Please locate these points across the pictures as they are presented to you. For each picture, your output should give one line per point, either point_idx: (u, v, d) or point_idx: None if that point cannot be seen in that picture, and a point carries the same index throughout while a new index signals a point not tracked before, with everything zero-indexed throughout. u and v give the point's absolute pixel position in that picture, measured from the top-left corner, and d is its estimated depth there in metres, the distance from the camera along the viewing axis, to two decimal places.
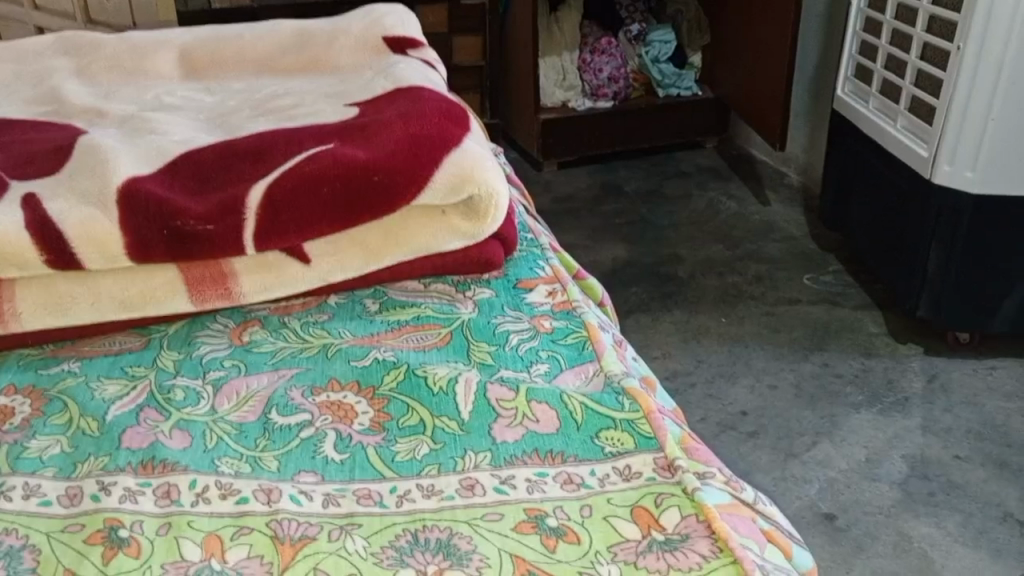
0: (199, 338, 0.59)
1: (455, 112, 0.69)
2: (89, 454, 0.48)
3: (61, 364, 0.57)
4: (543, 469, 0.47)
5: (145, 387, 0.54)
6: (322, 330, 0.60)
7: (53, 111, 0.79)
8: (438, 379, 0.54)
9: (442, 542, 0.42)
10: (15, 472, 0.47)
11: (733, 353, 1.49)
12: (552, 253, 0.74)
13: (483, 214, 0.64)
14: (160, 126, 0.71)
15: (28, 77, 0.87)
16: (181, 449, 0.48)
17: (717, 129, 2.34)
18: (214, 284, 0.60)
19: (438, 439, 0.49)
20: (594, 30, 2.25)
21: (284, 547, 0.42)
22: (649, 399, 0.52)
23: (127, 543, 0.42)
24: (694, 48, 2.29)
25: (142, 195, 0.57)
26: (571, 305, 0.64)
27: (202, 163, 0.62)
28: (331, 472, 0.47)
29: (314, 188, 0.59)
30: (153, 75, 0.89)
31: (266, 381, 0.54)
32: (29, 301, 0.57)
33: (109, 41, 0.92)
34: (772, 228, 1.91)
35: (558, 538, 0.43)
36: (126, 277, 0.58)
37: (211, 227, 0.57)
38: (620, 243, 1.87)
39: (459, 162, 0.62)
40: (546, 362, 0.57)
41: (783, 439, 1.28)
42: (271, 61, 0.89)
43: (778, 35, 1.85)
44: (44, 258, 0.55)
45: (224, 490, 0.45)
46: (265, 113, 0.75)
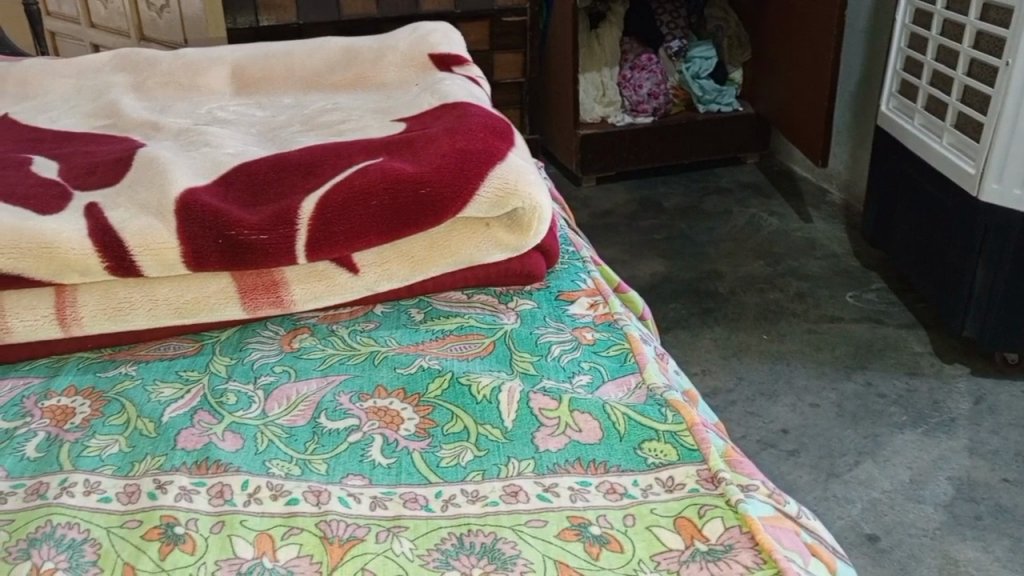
0: (250, 345, 0.61)
1: (499, 127, 0.70)
2: (146, 454, 0.49)
3: (118, 368, 0.59)
4: (586, 478, 0.48)
5: (198, 391, 0.55)
6: (369, 338, 0.62)
7: (111, 125, 0.82)
8: (482, 387, 0.55)
9: (487, 546, 0.43)
10: (77, 469, 0.48)
11: (774, 370, 1.48)
12: (594, 265, 0.75)
13: (527, 226, 0.65)
14: (215, 139, 0.73)
15: (89, 93, 0.91)
16: (234, 451, 0.49)
17: (758, 145, 2.32)
18: (266, 292, 0.62)
19: (482, 445, 0.50)
20: (634, 47, 2.25)
21: (333, 548, 0.43)
22: (693, 412, 0.53)
23: (182, 539, 0.43)
24: (735, 65, 2.30)
25: (199, 206, 0.59)
26: (613, 317, 0.65)
27: (256, 175, 0.64)
28: (378, 476, 0.48)
29: (363, 201, 0.60)
30: (206, 90, 0.92)
31: (315, 387, 0.56)
32: (90, 305, 0.59)
33: (165, 58, 0.95)
34: (814, 245, 1.90)
35: (602, 545, 0.43)
36: (181, 285, 0.60)
37: (264, 236, 0.59)
38: (658, 258, 1.87)
39: (504, 175, 0.63)
40: (588, 373, 0.57)
41: (825, 458, 1.27)
42: (320, 77, 0.91)
43: (821, 51, 1.84)
44: (104, 265, 0.57)
45: (275, 491, 0.46)
46: (315, 127, 0.77)
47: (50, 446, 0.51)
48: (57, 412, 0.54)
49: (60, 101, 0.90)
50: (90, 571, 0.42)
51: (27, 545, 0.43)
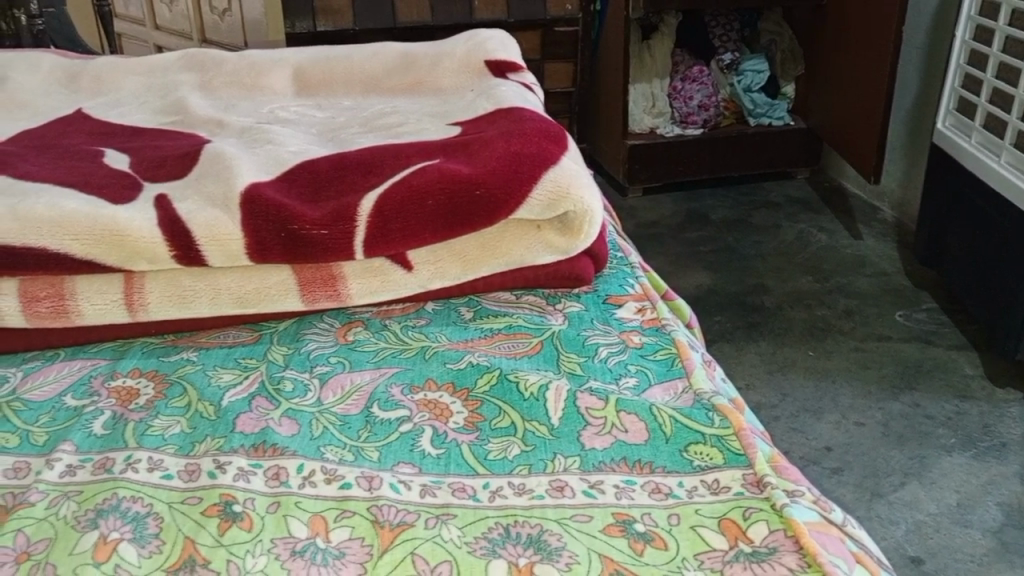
0: (307, 335, 0.63)
1: (554, 131, 0.71)
2: (207, 435, 0.51)
3: (180, 353, 0.61)
4: (631, 477, 0.48)
5: (256, 377, 0.58)
6: (420, 334, 0.63)
7: (178, 121, 0.85)
8: (530, 384, 0.56)
9: (533, 537, 0.44)
10: (141, 446, 0.51)
11: (820, 388, 1.46)
12: (642, 271, 0.76)
13: (578, 229, 0.66)
14: (276, 137, 0.76)
15: (158, 91, 0.95)
16: (290, 436, 0.51)
17: (809, 160, 2.30)
18: (323, 286, 0.64)
19: (529, 441, 0.51)
20: (685, 58, 2.25)
21: (384, 531, 0.44)
22: (740, 416, 0.53)
23: (240, 517, 0.45)
24: (788, 79, 2.28)
25: (263, 200, 0.61)
26: (661, 322, 0.65)
27: (318, 172, 0.66)
28: (427, 465, 0.49)
29: (419, 200, 0.62)
30: (269, 91, 0.95)
31: (369, 377, 0.57)
32: (156, 292, 0.61)
33: (231, 59, 0.98)
34: (864, 263, 1.87)
35: (646, 542, 0.44)
36: (244, 275, 0.63)
37: (325, 232, 0.61)
38: (703, 271, 1.86)
39: (557, 178, 0.64)
40: (635, 376, 0.58)
41: (869, 477, 1.25)
42: (378, 81, 0.94)
43: (876, 67, 1.82)
44: (172, 253, 0.59)
45: (330, 475, 0.48)
46: (373, 129, 0.79)
47: (116, 424, 0.53)
48: (123, 393, 0.56)
49: (130, 98, 0.94)
50: (153, 543, 0.44)
51: (95, 516, 0.45)
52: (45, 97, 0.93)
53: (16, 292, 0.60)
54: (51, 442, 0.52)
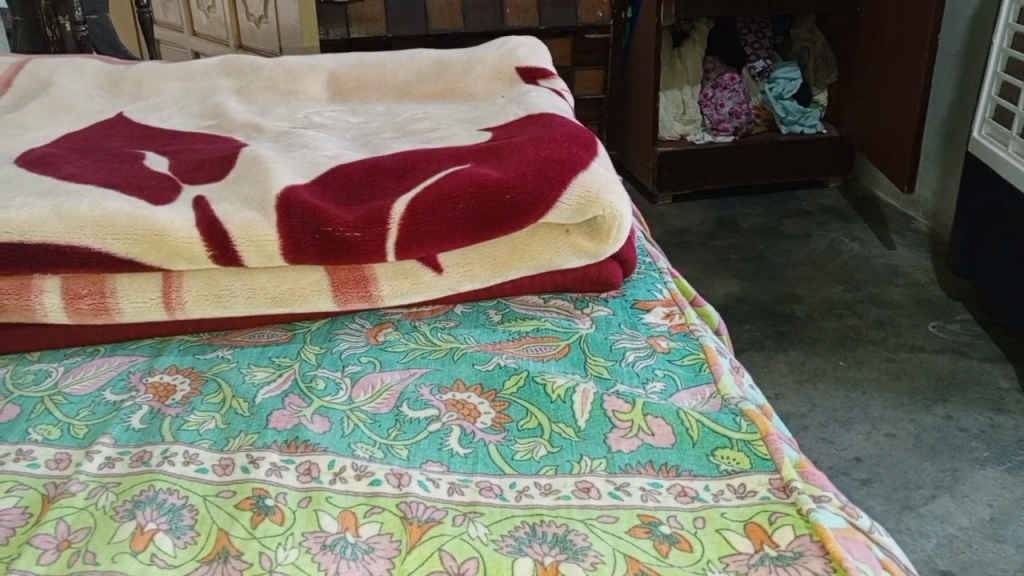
0: (339, 335, 0.64)
1: (584, 137, 0.72)
2: (241, 431, 0.53)
3: (216, 351, 0.63)
4: (657, 480, 0.49)
5: (289, 375, 0.59)
6: (449, 335, 0.64)
7: (216, 125, 0.87)
8: (557, 387, 0.56)
9: (559, 536, 0.45)
10: (178, 440, 0.52)
11: (850, 398, 1.44)
12: (670, 276, 0.76)
13: (606, 233, 0.66)
14: (312, 142, 0.77)
15: (197, 97, 0.97)
16: (322, 432, 0.52)
17: (841, 168, 2.28)
18: (356, 287, 0.65)
19: (555, 442, 0.52)
20: (716, 65, 2.25)
21: (412, 527, 0.45)
22: (767, 422, 0.53)
23: (273, 511, 0.46)
24: (820, 86, 2.26)
25: (299, 202, 0.62)
26: (688, 327, 0.66)
27: (351, 176, 0.67)
28: (455, 464, 0.50)
29: (450, 204, 0.63)
30: (304, 96, 0.96)
31: (398, 377, 0.58)
32: (194, 290, 0.63)
33: (267, 65, 1.00)
34: (897, 273, 1.85)
35: (671, 544, 0.44)
36: (278, 276, 0.64)
37: (358, 234, 0.62)
38: (733, 279, 1.85)
39: (587, 183, 0.65)
40: (662, 380, 0.58)
41: (900, 489, 1.23)
42: (411, 87, 0.95)
43: (911, 76, 1.81)
44: (209, 253, 0.61)
45: (360, 472, 0.49)
46: (406, 134, 0.80)
47: (153, 419, 0.54)
48: (160, 389, 0.58)
49: (170, 102, 0.96)
50: (188, 533, 0.45)
51: (132, 506, 0.46)
52: (88, 101, 0.95)
53: (59, 289, 0.62)
54: (91, 435, 0.54)
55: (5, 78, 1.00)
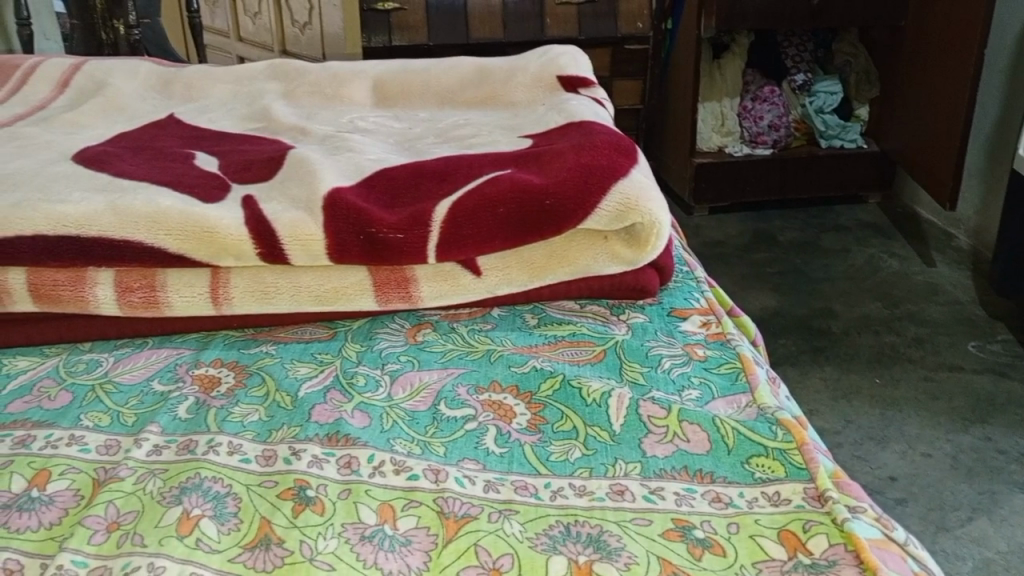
0: (379, 334, 0.66)
1: (624, 145, 0.73)
2: (284, 423, 0.54)
3: (260, 346, 0.64)
4: (691, 485, 0.49)
5: (331, 371, 0.60)
6: (486, 337, 0.65)
7: (263, 128, 0.89)
8: (592, 391, 0.57)
9: (593, 536, 0.45)
10: (222, 431, 0.53)
11: (886, 416, 1.42)
12: (707, 285, 0.76)
13: (644, 241, 0.67)
14: (357, 146, 0.79)
15: (245, 99, 1.00)
16: (362, 427, 0.54)
17: (881, 184, 2.25)
18: (397, 287, 0.66)
19: (591, 445, 0.52)
20: (756, 78, 2.23)
21: (448, 522, 0.46)
22: (803, 431, 0.53)
23: (313, 501, 0.47)
24: (861, 101, 2.24)
25: (344, 203, 0.64)
26: (725, 336, 0.66)
27: (395, 180, 0.69)
28: (491, 462, 0.51)
29: (491, 208, 0.64)
30: (349, 101, 0.98)
31: (436, 377, 0.59)
32: (240, 287, 0.65)
33: (314, 70, 1.03)
34: (936, 291, 1.82)
35: (704, 548, 0.45)
36: (322, 274, 0.65)
37: (401, 235, 0.63)
38: (769, 292, 1.84)
39: (626, 191, 0.65)
40: (698, 388, 0.59)
41: (935, 510, 1.22)
42: (453, 94, 0.96)
43: (954, 93, 1.79)
44: (257, 251, 0.63)
45: (398, 466, 0.50)
46: (447, 140, 0.82)
47: (199, 410, 0.56)
48: (206, 381, 0.60)
49: (219, 104, 0.99)
50: (232, 521, 0.46)
51: (179, 492, 0.48)
52: (141, 102, 0.98)
53: (112, 282, 0.64)
54: (139, 423, 0.55)
55: (62, 78, 1.03)
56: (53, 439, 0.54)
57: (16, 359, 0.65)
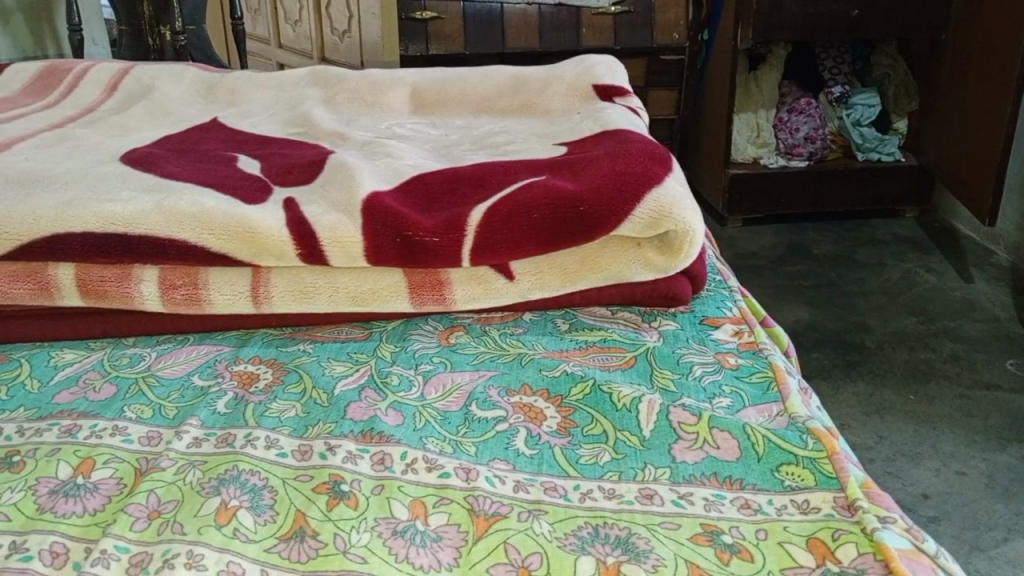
0: (413, 336, 0.67)
1: (658, 153, 0.73)
2: (320, 420, 0.55)
3: (297, 345, 0.66)
4: (720, 491, 0.49)
5: (366, 370, 0.61)
6: (517, 341, 0.66)
7: (304, 132, 0.91)
8: (623, 396, 0.57)
9: (621, 538, 0.46)
10: (260, 426, 0.55)
11: (920, 433, 1.40)
12: (740, 295, 0.76)
13: (677, 249, 0.67)
14: (395, 152, 0.81)
15: (286, 104, 1.02)
16: (395, 425, 0.55)
17: (919, 198, 2.22)
18: (431, 290, 0.67)
19: (620, 449, 0.53)
20: (793, 90, 2.21)
21: (479, 519, 0.47)
22: (834, 441, 0.53)
23: (347, 496, 0.48)
24: (900, 115, 2.22)
25: (381, 207, 0.65)
26: (757, 345, 0.66)
27: (432, 185, 0.70)
28: (521, 463, 0.52)
29: (525, 213, 0.65)
30: (387, 108, 1.00)
31: (468, 378, 0.60)
32: (280, 287, 0.66)
33: (354, 77, 1.05)
34: (974, 307, 1.79)
35: (732, 553, 0.45)
36: (359, 276, 0.67)
37: (437, 239, 0.64)
38: (802, 305, 1.83)
39: (660, 199, 0.66)
40: (729, 397, 0.59)
41: (969, 529, 1.20)
42: (489, 103, 0.98)
43: (995, 107, 1.77)
44: (298, 252, 0.64)
45: (430, 464, 0.51)
46: (483, 147, 0.83)
47: (237, 404, 0.58)
48: (244, 376, 0.61)
49: (261, 109, 1.01)
50: (268, 512, 0.47)
51: (217, 483, 0.49)
52: (186, 106, 1.01)
53: (156, 279, 0.66)
54: (180, 416, 0.57)
55: (111, 81, 1.06)
56: (98, 429, 0.56)
57: (64, 352, 0.67)
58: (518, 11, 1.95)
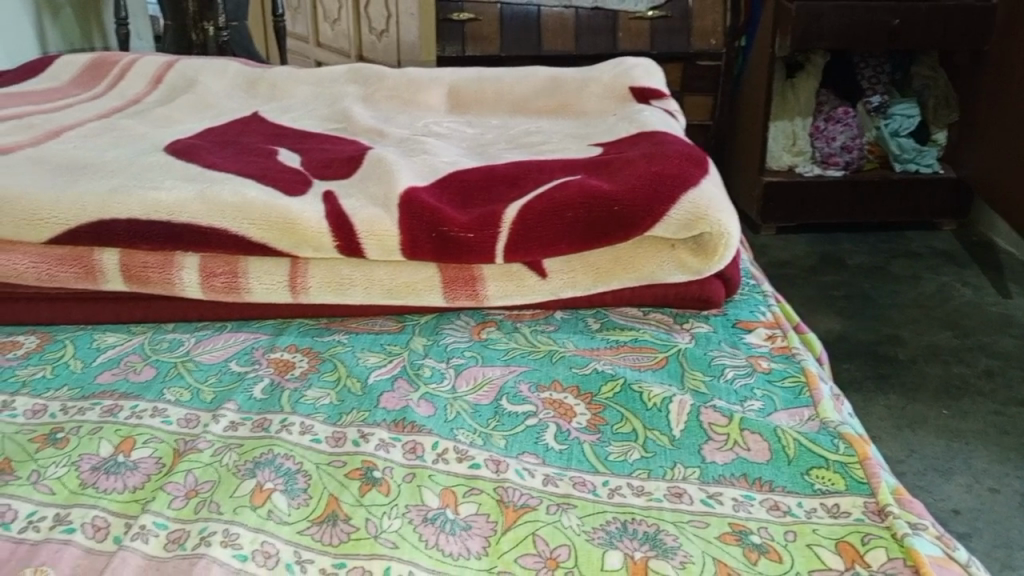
0: (445, 330, 0.68)
1: (694, 155, 0.73)
2: (353, 408, 0.56)
3: (331, 335, 0.67)
4: (750, 492, 0.49)
5: (398, 362, 0.62)
6: (548, 338, 0.66)
7: (343, 128, 0.93)
8: (653, 395, 0.58)
9: (649, 534, 0.46)
10: (295, 412, 0.56)
11: (952, 448, 1.38)
12: (773, 300, 0.76)
13: (712, 251, 0.67)
14: (432, 149, 0.82)
15: (325, 101, 1.03)
16: (427, 415, 0.55)
17: (956, 211, 2.20)
18: (464, 285, 0.68)
19: (649, 448, 0.53)
20: (830, 98, 2.19)
21: (508, 510, 0.47)
22: (865, 446, 0.53)
23: (379, 482, 0.49)
24: (939, 126, 2.19)
25: (418, 202, 0.66)
26: (790, 350, 0.66)
27: (468, 182, 0.71)
28: (550, 457, 0.52)
29: (560, 211, 0.66)
30: (425, 106, 1.01)
31: (499, 373, 0.61)
32: (317, 278, 0.67)
33: (392, 75, 1.06)
34: (1011, 323, 1.76)
35: (760, 553, 0.45)
36: (395, 269, 0.67)
37: (472, 235, 0.65)
38: (835, 316, 1.81)
39: (696, 200, 0.66)
40: (760, 400, 0.59)
41: (1001, 547, 1.18)
42: (525, 103, 0.98)
43: None
44: (336, 244, 0.65)
45: (461, 455, 0.52)
46: (519, 146, 0.84)
47: (273, 391, 0.59)
48: (280, 363, 0.63)
49: (301, 105, 1.02)
50: (302, 496, 0.48)
51: (253, 466, 0.50)
52: (228, 100, 1.03)
53: (197, 267, 0.67)
54: (218, 400, 0.58)
55: (156, 74, 1.08)
56: (138, 410, 0.57)
57: (106, 334, 0.68)
58: (555, 14, 1.98)
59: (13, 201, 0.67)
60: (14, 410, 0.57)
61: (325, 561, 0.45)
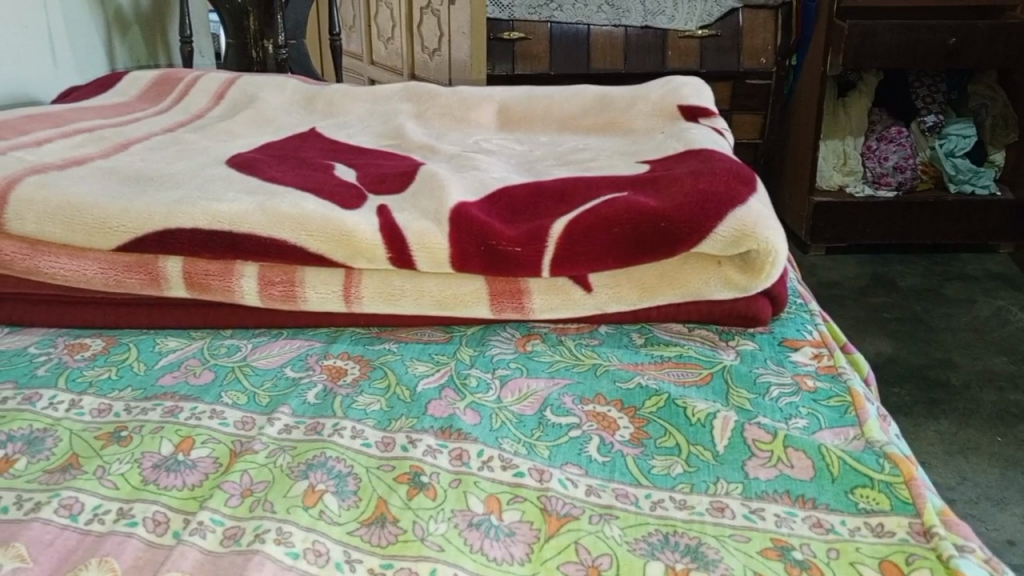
0: (492, 341, 0.69)
1: (742, 172, 0.74)
2: (403, 414, 0.58)
3: (382, 344, 0.69)
4: (793, 509, 0.50)
5: (446, 371, 0.64)
6: (592, 352, 0.67)
7: (397, 144, 0.95)
8: (697, 411, 0.58)
9: (690, 547, 0.47)
10: (347, 416, 0.58)
11: (1007, 477, 1.35)
12: (820, 319, 0.75)
13: (759, 268, 0.68)
14: (483, 165, 0.83)
15: (380, 117, 1.06)
16: (473, 423, 0.57)
17: (1012, 233, 2.14)
18: (510, 298, 0.69)
19: (692, 462, 0.54)
20: (883, 118, 2.14)
21: (551, 519, 0.48)
22: (911, 467, 0.52)
23: (426, 487, 0.50)
24: (997, 146, 2.15)
25: (468, 217, 0.68)
26: (837, 369, 0.65)
27: (517, 198, 0.73)
28: (593, 469, 0.53)
29: (607, 227, 0.67)
30: (475, 123, 1.04)
31: (544, 385, 0.62)
32: (370, 288, 0.69)
33: (445, 92, 1.08)
34: None
35: (802, 569, 0.45)
36: (444, 281, 0.69)
37: (519, 249, 0.66)
38: (885, 338, 1.78)
39: (744, 218, 0.66)
40: (805, 418, 0.59)
41: None
42: (574, 120, 1.00)
43: None
44: (389, 256, 0.67)
45: (505, 463, 0.53)
46: (567, 163, 0.85)
47: (326, 396, 0.61)
48: (334, 370, 0.65)
49: (356, 121, 1.06)
50: (352, 498, 0.50)
51: (306, 468, 0.52)
52: (287, 116, 1.06)
53: (256, 276, 0.70)
54: (273, 404, 0.60)
55: (219, 91, 1.12)
56: (197, 411, 0.59)
57: (167, 339, 0.71)
58: (604, 33, 2.01)
59: (83, 211, 0.70)
60: (81, 409, 0.60)
61: (373, 561, 0.46)
